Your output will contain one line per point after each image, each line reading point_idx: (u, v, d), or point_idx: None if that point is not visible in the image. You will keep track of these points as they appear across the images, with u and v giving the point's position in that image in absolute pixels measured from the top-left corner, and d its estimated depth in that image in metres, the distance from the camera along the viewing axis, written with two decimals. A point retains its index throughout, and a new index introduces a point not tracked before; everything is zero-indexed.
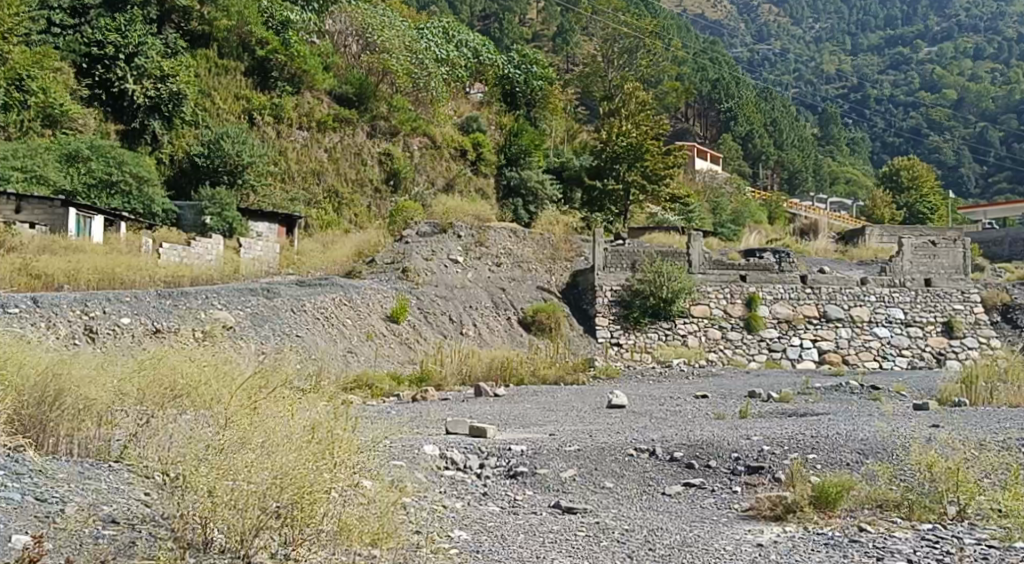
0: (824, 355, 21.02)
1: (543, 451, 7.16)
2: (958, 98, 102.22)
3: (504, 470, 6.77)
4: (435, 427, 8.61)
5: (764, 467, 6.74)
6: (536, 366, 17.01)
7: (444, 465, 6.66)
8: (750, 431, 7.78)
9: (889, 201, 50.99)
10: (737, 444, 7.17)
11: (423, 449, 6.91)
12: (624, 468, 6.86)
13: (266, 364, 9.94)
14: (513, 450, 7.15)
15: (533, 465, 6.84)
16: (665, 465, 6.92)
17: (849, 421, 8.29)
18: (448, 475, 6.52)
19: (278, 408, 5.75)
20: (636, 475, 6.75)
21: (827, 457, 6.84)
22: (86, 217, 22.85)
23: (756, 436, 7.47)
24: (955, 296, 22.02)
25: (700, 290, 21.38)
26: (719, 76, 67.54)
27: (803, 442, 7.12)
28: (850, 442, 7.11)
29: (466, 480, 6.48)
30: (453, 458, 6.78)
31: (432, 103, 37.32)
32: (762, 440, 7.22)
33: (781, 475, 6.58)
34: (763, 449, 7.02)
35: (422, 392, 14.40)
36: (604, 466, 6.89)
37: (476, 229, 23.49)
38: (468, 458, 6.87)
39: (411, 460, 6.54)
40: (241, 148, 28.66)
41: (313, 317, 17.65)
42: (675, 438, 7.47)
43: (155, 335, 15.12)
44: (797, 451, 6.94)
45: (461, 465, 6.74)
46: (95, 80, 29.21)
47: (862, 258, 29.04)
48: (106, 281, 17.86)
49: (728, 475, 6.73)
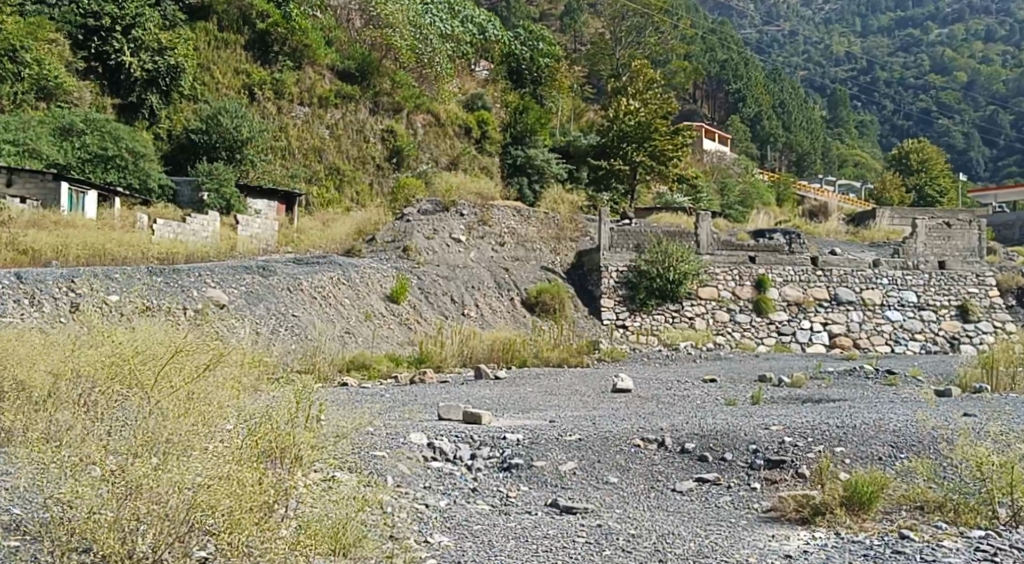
0: (834, 339, 20.50)
1: (540, 440, 6.58)
2: (969, 81, 101.12)
3: (497, 462, 6.22)
4: (428, 411, 8.06)
5: (786, 461, 6.17)
6: (539, 348, 16.46)
7: (430, 456, 6.10)
8: (768, 419, 7.22)
9: (899, 183, 50.27)
10: (755, 434, 6.59)
11: (408, 437, 6.36)
12: (630, 461, 6.29)
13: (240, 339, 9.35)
14: (506, 439, 6.58)
15: (528, 457, 6.26)
16: (676, 458, 6.37)
17: (878, 410, 7.68)
18: (435, 467, 5.97)
19: (219, 393, 5.14)
20: (642, 469, 6.18)
21: (855, 451, 6.26)
22: (79, 192, 22.28)
23: (774, 424, 6.89)
24: (970, 280, 21.37)
25: (709, 271, 20.73)
26: (728, 55, 66.66)
27: (830, 433, 6.54)
28: (882, 434, 6.53)
29: (455, 473, 5.92)
30: (441, 448, 6.24)
31: (436, 80, 36.66)
32: (782, 430, 6.64)
33: (806, 471, 6.01)
34: (784, 440, 6.44)
35: (420, 374, 13.87)
36: (606, 458, 6.32)
37: (479, 208, 22.77)
38: (457, 449, 6.32)
39: (395, 451, 5.99)
40: (240, 122, 28.07)
41: (310, 296, 17.10)
42: (686, 427, 6.90)
43: (145, 311, 14.41)
44: (823, 443, 6.37)
45: (450, 457, 6.19)
46: (91, 51, 28.54)
47: (873, 240, 28.43)
48: (96, 257, 17.42)
49: (744, 471, 6.15)
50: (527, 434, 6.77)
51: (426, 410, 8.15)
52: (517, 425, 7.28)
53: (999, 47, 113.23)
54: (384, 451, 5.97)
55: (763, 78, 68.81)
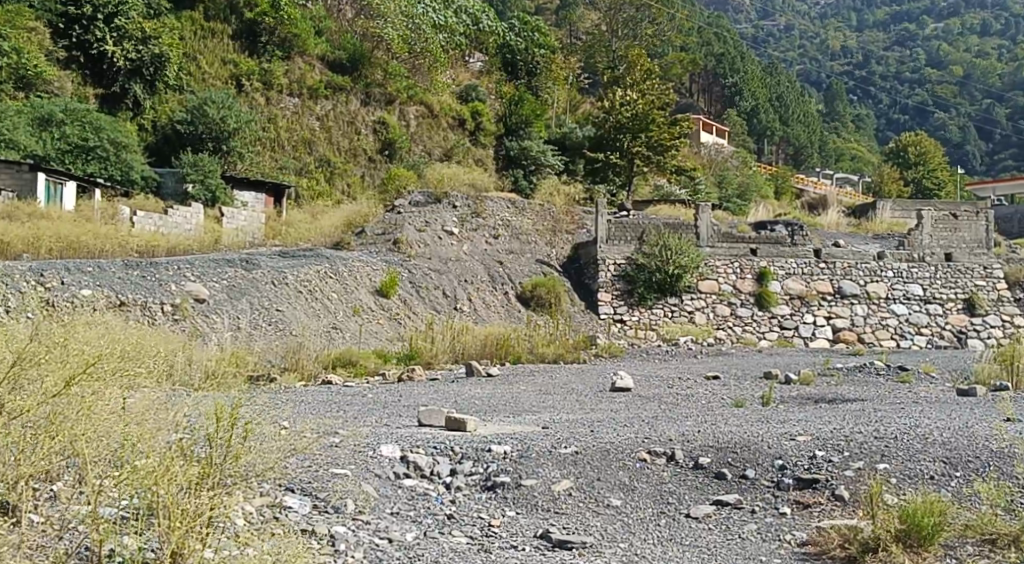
0: (838, 334, 19.74)
1: (530, 453, 5.82)
2: (965, 75, 100.26)
3: (480, 480, 5.45)
4: (404, 417, 7.29)
5: (820, 480, 5.41)
6: (534, 343, 15.66)
7: (403, 473, 5.34)
8: (789, 426, 6.48)
9: (897, 177, 49.52)
10: (779, 447, 5.85)
11: (379, 450, 5.59)
12: (635, 479, 5.54)
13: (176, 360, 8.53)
14: (491, 451, 5.81)
15: (517, 474, 5.50)
16: (687, 475, 5.62)
17: (914, 414, 6.91)
18: (409, 486, 5.22)
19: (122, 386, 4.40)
20: (649, 490, 5.43)
21: (901, 467, 5.51)
22: (56, 183, 21.51)
23: (800, 434, 6.13)
24: (977, 271, 20.61)
25: (709, 264, 20.05)
26: (724, 48, 66.03)
27: (868, 446, 5.80)
28: (930, 446, 5.78)
29: (430, 495, 5.16)
30: (417, 463, 5.48)
31: (429, 70, 35.88)
32: (811, 443, 5.89)
33: (844, 493, 5.25)
34: (815, 455, 5.71)
35: (408, 370, 13.16)
36: (608, 475, 5.56)
37: (473, 200, 22.05)
38: (436, 463, 5.57)
39: (361, 469, 5.23)
40: (227, 113, 27.26)
41: (296, 290, 16.33)
42: (699, 437, 6.13)
43: (120, 308, 13.77)
44: (863, 458, 5.64)
45: (428, 474, 5.43)
46: (73, 40, 27.74)
47: (877, 231, 27.73)
48: (68, 250, 16.67)
49: (769, 492, 5.40)
50: (516, 444, 6.01)
51: (406, 415, 7.42)
52: (506, 433, 6.53)
53: (995, 42, 112.39)
54: (352, 467, 5.23)
55: (760, 71, 68.08)
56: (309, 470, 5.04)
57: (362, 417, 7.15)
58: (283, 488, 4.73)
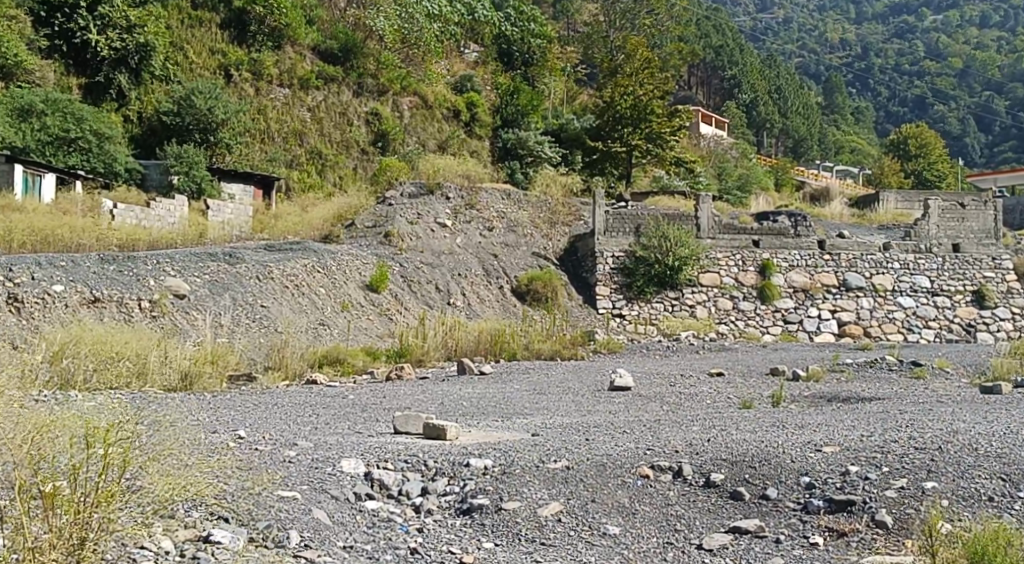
0: (844, 327, 19.06)
1: (515, 468, 5.15)
2: (964, 66, 99.40)
3: (456, 502, 4.80)
4: (375, 424, 6.68)
5: (856, 502, 4.71)
6: (530, 339, 14.98)
7: (366, 495, 4.73)
8: (813, 432, 5.83)
9: (897, 169, 48.84)
10: (803, 461, 5.21)
11: (339, 468, 4.98)
12: (635, 501, 4.87)
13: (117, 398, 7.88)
14: (469, 466, 5.16)
15: (498, 493, 4.85)
16: (697, 494, 4.95)
17: (948, 417, 6.25)
18: (374, 513, 4.59)
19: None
20: (653, 513, 4.76)
21: (953, 486, 4.82)
22: (35, 175, 20.89)
23: (827, 445, 5.48)
24: (985, 263, 19.93)
25: (710, 255, 19.39)
26: (723, 41, 65.58)
27: (909, 460, 5.14)
28: (982, 461, 5.09)
29: (395, 523, 4.52)
30: (382, 484, 4.86)
31: (423, 61, 35.16)
32: (840, 458, 5.22)
33: (884, 519, 4.55)
34: (848, 471, 5.04)
35: (397, 368, 12.47)
36: (605, 496, 4.90)
37: (466, 191, 21.31)
38: (407, 481, 4.95)
39: (314, 491, 4.64)
40: (214, 103, 26.56)
41: (281, 285, 15.66)
42: (710, 449, 5.47)
43: (92, 306, 13.19)
44: (907, 475, 4.95)
45: (396, 494, 4.82)
46: (55, 29, 27.05)
47: (882, 222, 27.06)
48: (43, 243, 16.02)
49: (795, 517, 4.71)
50: (499, 456, 5.36)
51: (381, 421, 6.79)
52: (491, 442, 5.88)
53: (994, 34, 111.66)
54: (303, 489, 4.65)
55: (759, 63, 67.41)
56: (252, 499, 4.43)
57: (330, 424, 6.52)
58: (214, 517, 4.18)
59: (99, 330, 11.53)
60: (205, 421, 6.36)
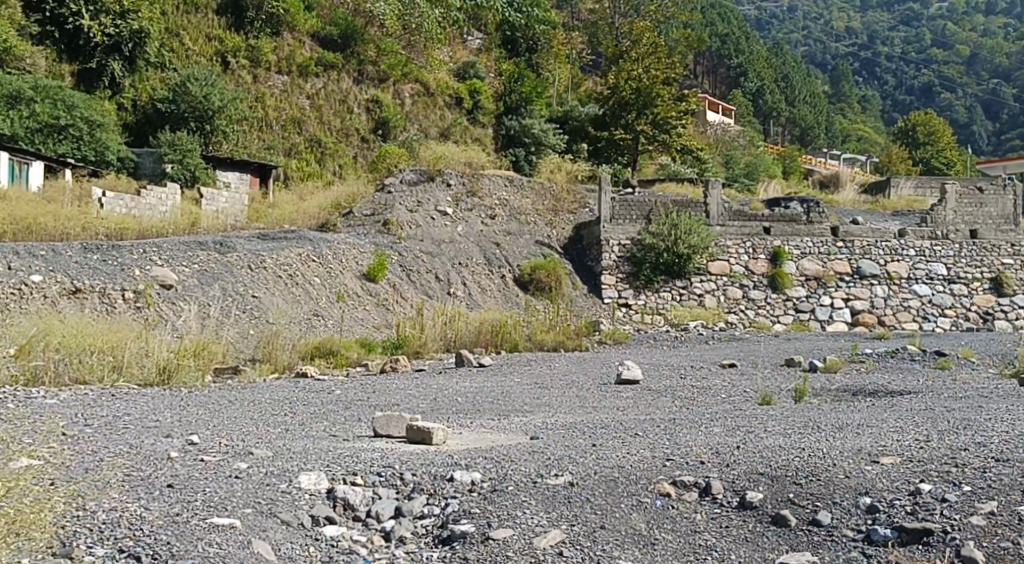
0: (857, 316, 18.28)
1: (506, 485, 4.47)
2: (971, 53, 97.68)
3: (438, 530, 4.11)
4: (351, 425, 6.01)
5: (934, 532, 3.99)
6: (533, 330, 14.25)
7: (326, 520, 4.09)
8: (862, 439, 5.10)
9: (905, 158, 47.90)
10: (854, 478, 4.50)
11: (300, 489, 4.32)
12: (655, 527, 4.17)
13: (74, 401, 7.17)
14: (453, 481, 4.48)
15: (486, 518, 4.15)
16: (732, 518, 4.24)
17: (1012, 417, 5.54)
18: (333, 546, 3.93)
19: None
20: (678, 544, 4.05)
21: None
22: (21, 162, 20.28)
23: (886, 456, 4.76)
24: (1004, 249, 19.13)
25: (720, 243, 18.62)
26: (729, 28, 64.73)
27: (994, 478, 4.41)
28: None
29: (357, 556, 3.88)
30: (348, 508, 4.21)
31: (424, 47, 34.41)
32: (901, 475, 4.50)
33: (970, 557, 3.83)
34: (915, 490, 4.33)
35: (393, 360, 11.75)
36: (616, 521, 4.20)
37: (468, 177, 20.53)
38: (377, 499, 4.32)
39: (261, 518, 4.02)
40: (209, 89, 25.80)
41: (274, 275, 14.93)
42: (743, 461, 4.74)
43: (73, 298, 12.53)
44: (995, 497, 4.23)
45: (363, 516, 4.19)
46: (46, 15, 26.36)
47: (895, 208, 26.27)
48: (24, 232, 15.38)
49: (855, 548, 3.99)
50: (490, 467, 4.68)
51: (363, 422, 6.13)
52: (480, 447, 5.20)
53: (1002, 21, 110.08)
54: (246, 514, 4.03)
55: (765, 52, 66.47)
56: (180, 534, 3.80)
57: (305, 426, 5.84)
58: (121, 556, 3.63)
59: (75, 323, 10.87)
60: (162, 426, 5.69)
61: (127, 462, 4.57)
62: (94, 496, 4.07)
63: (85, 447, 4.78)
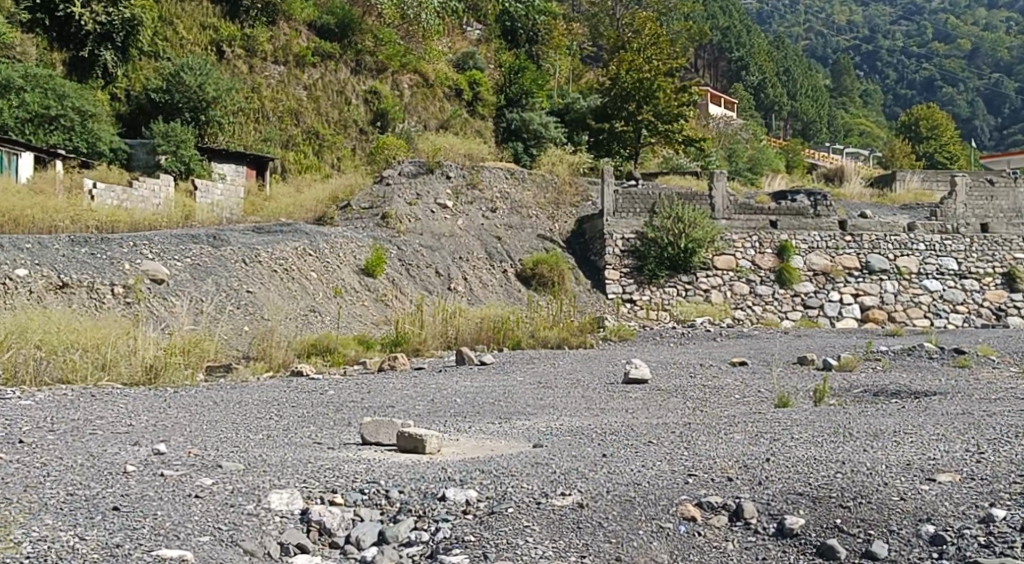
0: (867, 312, 17.81)
1: (506, 506, 4.01)
2: (973, 47, 96.93)
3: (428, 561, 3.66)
4: (338, 432, 5.56)
5: None
6: (535, 326, 13.78)
7: (297, 551, 3.65)
8: (906, 454, 4.65)
9: (909, 153, 47.37)
10: (907, 502, 4.03)
11: (274, 515, 3.87)
12: (679, 559, 3.72)
13: (46, 403, 6.69)
14: (445, 501, 4.05)
15: (482, 548, 3.70)
16: (768, 549, 3.78)
17: None
18: None
19: None
20: None
21: None
22: (10, 153, 19.70)
23: (941, 475, 4.30)
24: (1016, 244, 18.62)
25: (726, 237, 18.14)
26: (731, 22, 64.09)
27: None
28: None
29: None
30: (326, 536, 3.78)
31: (423, 38, 33.89)
32: (959, 498, 4.04)
33: None
34: (983, 517, 3.86)
35: (391, 357, 11.32)
36: (633, 552, 3.74)
37: (468, 169, 20.04)
38: (358, 523, 3.89)
39: (222, 550, 3.58)
40: (204, 80, 25.32)
41: (269, 269, 14.48)
42: (777, 481, 4.28)
43: (59, 292, 12.10)
44: None
45: (342, 543, 3.76)
46: (37, 2, 25.78)
47: (903, 202, 25.77)
48: (8, 225, 14.92)
49: None
50: (488, 484, 4.23)
51: (351, 428, 5.70)
52: (477, 458, 4.76)
53: (1004, 15, 109.28)
54: (202, 543, 3.61)
55: (766, 45, 65.90)
56: None
57: (289, 432, 5.39)
58: None
59: (56, 318, 10.42)
60: (131, 432, 5.25)
61: (78, 479, 4.14)
62: (30, 525, 3.62)
63: (40, 463, 4.30)
